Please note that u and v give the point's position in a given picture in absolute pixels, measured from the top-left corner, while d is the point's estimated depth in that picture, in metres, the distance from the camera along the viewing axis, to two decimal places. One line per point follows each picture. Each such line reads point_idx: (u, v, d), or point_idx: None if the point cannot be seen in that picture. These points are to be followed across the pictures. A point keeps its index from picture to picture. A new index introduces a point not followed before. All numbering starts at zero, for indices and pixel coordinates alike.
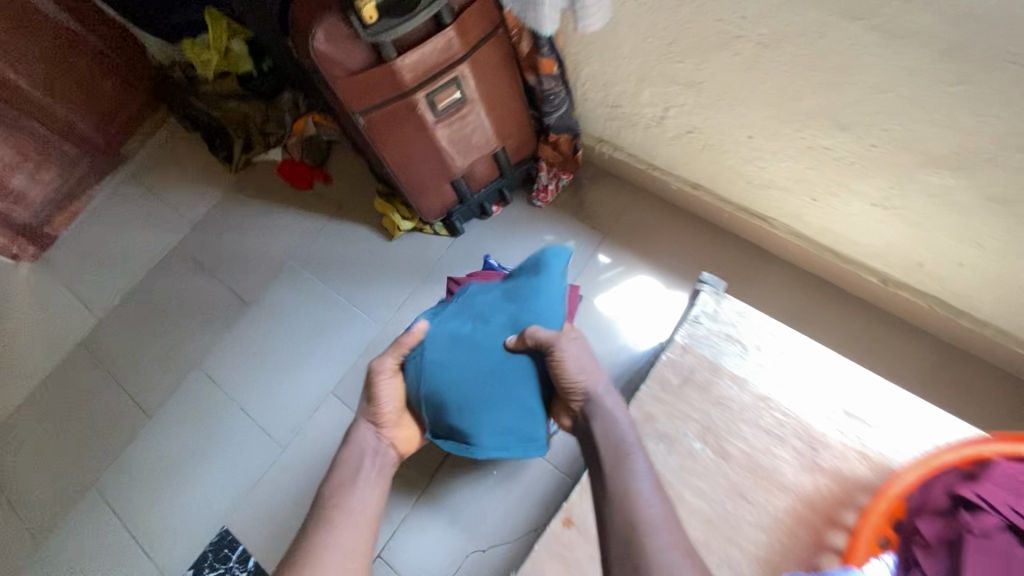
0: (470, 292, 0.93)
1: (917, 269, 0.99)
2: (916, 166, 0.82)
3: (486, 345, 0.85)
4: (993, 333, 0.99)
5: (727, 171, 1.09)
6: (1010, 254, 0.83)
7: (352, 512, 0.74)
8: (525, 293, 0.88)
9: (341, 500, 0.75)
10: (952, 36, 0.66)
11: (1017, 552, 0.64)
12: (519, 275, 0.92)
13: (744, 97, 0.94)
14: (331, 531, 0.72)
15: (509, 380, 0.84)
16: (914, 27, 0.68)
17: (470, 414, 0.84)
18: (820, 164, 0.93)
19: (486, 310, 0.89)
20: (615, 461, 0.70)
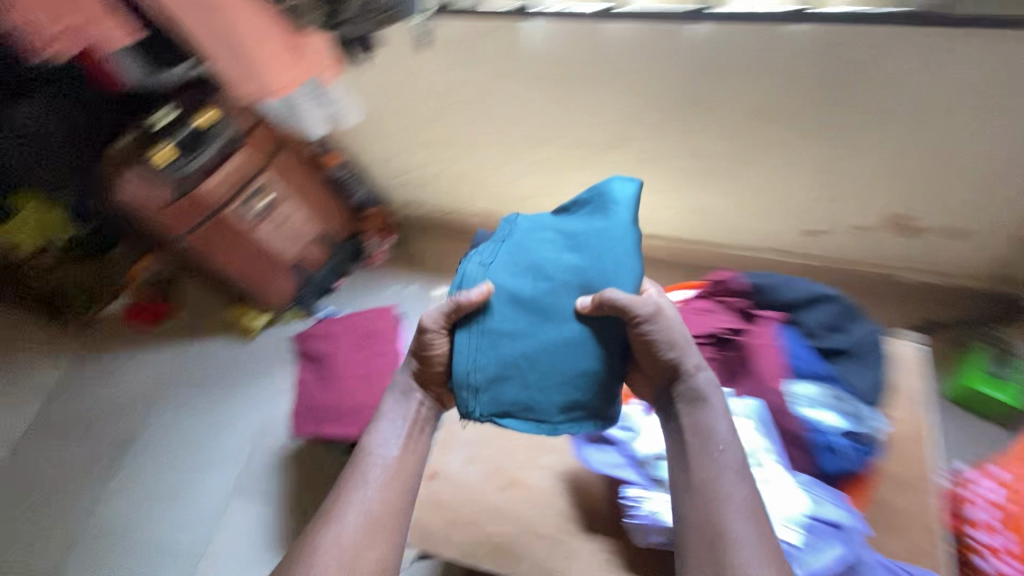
0: (524, 236, 0.75)
1: (645, 221, 1.30)
2: (595, 152, 1.13)
3: (549, 308, 0.69)
4: (715, 248, 1.32)
5: (499, 195, 1.35)
6: (679, 189, 1.16)
7: (382, 483, 0.70)
8: (591, 242, 0.71)
9: (368, 467, 0.71)
10: (562, 70, 0.95)
11: None
12: (580, 217, 0.75)
13: (481, 140, 1.19)
14: (359, 496, 0.69)
15: (575, 355, 0.68)
16: (538, 71, 0.97)
17: (530, 391, 0.69)
18: (548, 169, 1.22)
19: (547, 264, 0.72)
20: (701, 449, 0.64)
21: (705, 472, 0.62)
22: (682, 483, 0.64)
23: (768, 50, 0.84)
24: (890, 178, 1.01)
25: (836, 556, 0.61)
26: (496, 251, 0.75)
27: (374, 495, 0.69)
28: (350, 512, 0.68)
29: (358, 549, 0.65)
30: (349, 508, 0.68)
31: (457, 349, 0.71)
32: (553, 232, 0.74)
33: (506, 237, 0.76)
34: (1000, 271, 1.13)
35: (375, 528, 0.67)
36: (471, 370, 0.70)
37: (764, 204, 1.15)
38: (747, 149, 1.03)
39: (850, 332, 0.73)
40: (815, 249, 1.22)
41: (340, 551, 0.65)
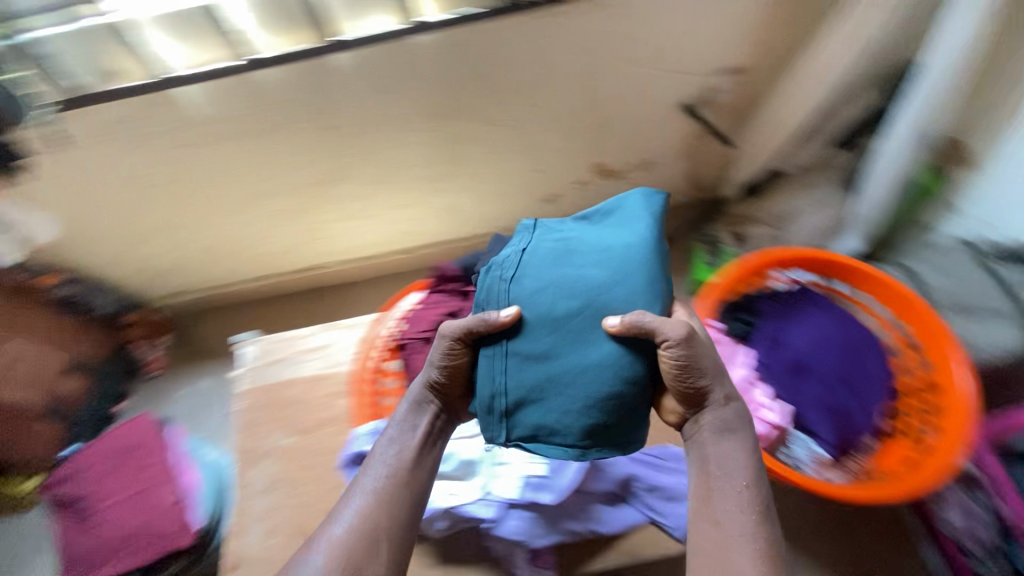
0: (546, 248, 0.72)
1: (410, 235, 1.37)
2: (323, 190, 1.17)
3: (573, 329, 0.67)
4: (477, 239, 1.44)
5: (262, 257, 1.33)
6: (416, 199, 1.25)
7: (386, 494, 0.67)
8: (619, 255, 0.69)
9: (373, 478, 0.68)
10: (242, 123, 0.97)
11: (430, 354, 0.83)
12: (605, 227, 0.73)
13: (208, 209, 1.16)
14: (358, 509, 0.66)
15: (598, 380, 0.66)
16: (220, 129, 0.98)
17: (550, 418, 0.66)
18: (293, 218, 1.23)
19: (573, 278, 0.68)
20: (728, 481, 0.66)
21: (723, 511, 0.65)
22: (699, 512, 0.66)
23: (408, 64, 0.92)
24: (574, 138, 1.18)
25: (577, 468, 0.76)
26: (517, 263, 0.72)
27: (379, 505, 0.66)
28: (347, 524, 0.64)
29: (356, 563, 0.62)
30: (346, 522, 0.65)
31: (481, 370, 0.69)
32: (575, 246, 0.71)
33: (528, 245, 0.73)
34: (692, 183, 1.39)
35: (374, 541, 0.64)
36: (495, 396, 0.68)
37: (495, 187, 1.28)
38: (451, 147, 1.13)
39: None
40: (557, 211, 1.40)
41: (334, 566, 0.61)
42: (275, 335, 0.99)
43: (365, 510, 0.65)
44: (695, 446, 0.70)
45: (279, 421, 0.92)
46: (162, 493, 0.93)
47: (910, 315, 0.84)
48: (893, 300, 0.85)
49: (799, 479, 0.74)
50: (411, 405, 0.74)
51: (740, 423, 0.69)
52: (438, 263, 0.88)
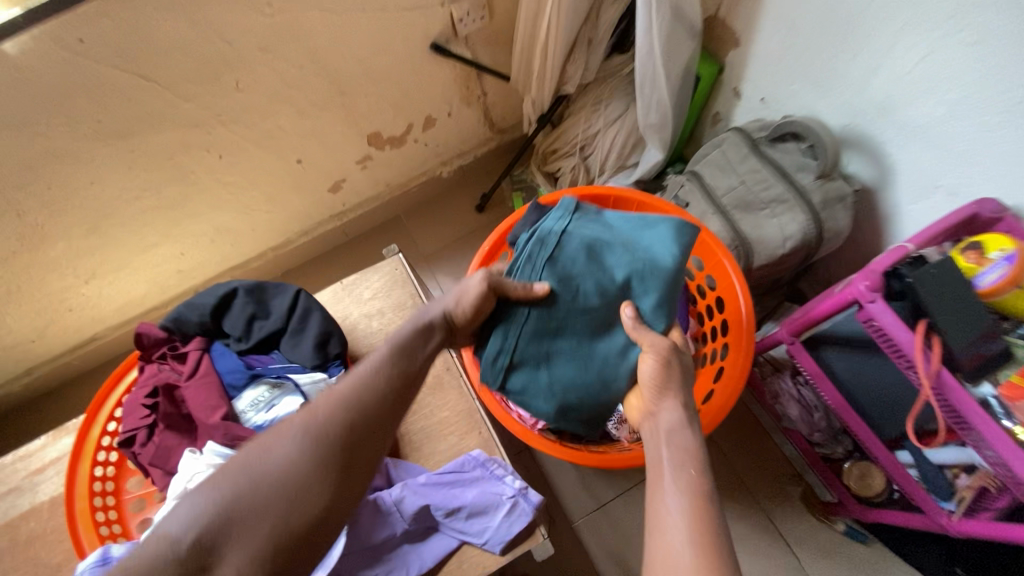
0: (583, 238, 0.70)
1: (188, 273, 1.16)
2: (30, 259, 0.94)
3: (587, 321, 0.69)
4: (275, 252, 1.25)
5: (6, 354, 1.08)
6: (166, 233, 1.05)
7: (385, 383, 0.57)
8: (646, 270, 0.68)
9: (371, 368, 0.57)
10: None
11: (158, 443, 0.65)
12: (640, 234, 0.70)
13: None
14: (344, 396, 0.55)
15: (586, 368, 0.69)
16: None
17: (537, 389, 0.70)
18: (18, 301, 0.99)
19: (598, 275, 0.69)
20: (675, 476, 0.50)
21: (669, 514, 0.47)
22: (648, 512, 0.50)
23: (17, 82, 0.72)
24: (323, 115, 1.01)
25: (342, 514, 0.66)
26: (558, 242, 0.70)
27: (374, 393, 0.56)
28: (329, 408, 0.54)
29: (342, 453, 0.52)
30: (328, 411, 0.54)
31: (497, 325, 0.69)
32: (609, 242, 0.70)
33: (568, 224, 0.71)
34: (491, 127, 1.26)
35: (363, 434, 0.54)
36: (500, 351, 0.69)
37: (261, 192, 1.08)
38: (164, 164, 0.93)
39: (272, 311, 0.70)
40: (353, 196, 1.23)
41: (310, 456, 0.51)
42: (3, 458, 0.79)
43: (353, 396, 0.55)
44: (652, 443, 0.55)
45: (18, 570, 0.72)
46: None
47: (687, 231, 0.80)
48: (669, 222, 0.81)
49: (583, 457, 0.72)
50: (428, 325, 0.63)
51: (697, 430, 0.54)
52: (141, 325, 0.70)
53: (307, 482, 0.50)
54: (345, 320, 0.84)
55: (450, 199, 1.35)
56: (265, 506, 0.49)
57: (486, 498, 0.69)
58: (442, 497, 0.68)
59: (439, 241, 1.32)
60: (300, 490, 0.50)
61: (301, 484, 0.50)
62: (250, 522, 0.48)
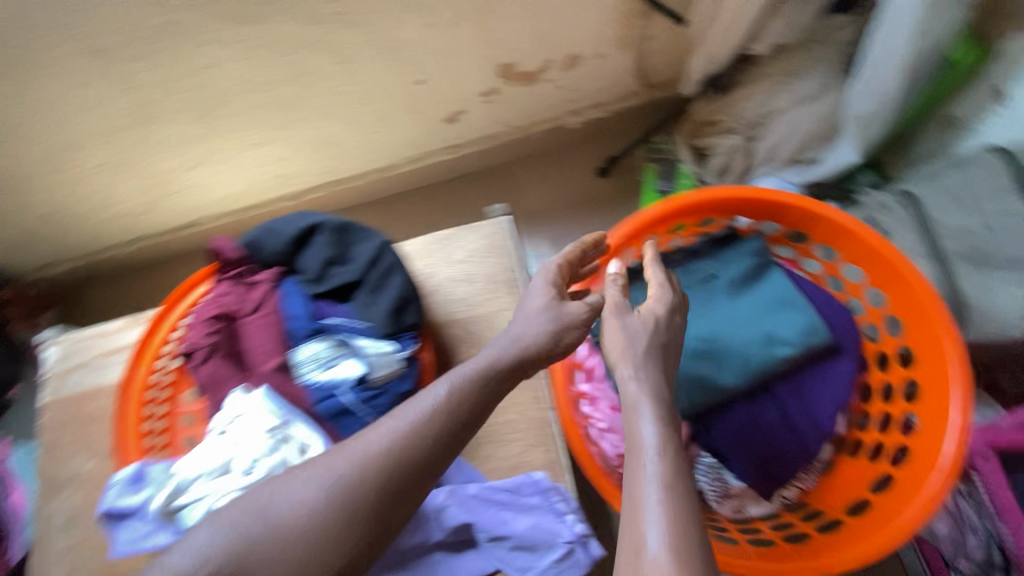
0: (726, 286, 0.63)
1: (288, 179, 1.11)
2: (143, 134, 0.91)
3: (708, 351, 0.60)
4: (376, 175, 1.16)
5: (118, 219, 1.12)
6: (272, 135, 0.98)
7: (460, 415, 0.50)
8: (765, 342, 0.60)
9: (456, 386, 0.51)
10: None
11: (215, 371, 0.60)
12: (785, 305, 0.61)
13: (18, 173, 0.93)
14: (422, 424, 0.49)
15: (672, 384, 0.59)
16: None
17: None
18: (129, 172, 0.99)
19: (717, 328, 0.61)
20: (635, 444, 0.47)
21: (649, 498, 0.42)
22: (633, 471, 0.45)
23: None
24: (455, 32, 0.85)
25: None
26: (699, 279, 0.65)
27: (455, 413, 0.50)
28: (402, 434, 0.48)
29: (416, 479, 0.48)
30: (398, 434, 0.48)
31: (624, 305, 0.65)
32: (750, 300, 0.62)
33: (720, 268, 0.64)
34: (641, 79, 1.04)
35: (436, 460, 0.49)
36: None
37: (373, 107, 0.97)
38: (280, 60, 0.83)
39: (354, 258, 0.60)
40: (469, 131, 1.09)
41: (379, 485, 0.47)
42: (83, 331, 0.81)
43: (430, 422, 0.49)
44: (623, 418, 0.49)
45: (79, 441, 0.75)
46: None
47: (890, 283, 0.57)
48: (867, 263, 0.59)
49: None
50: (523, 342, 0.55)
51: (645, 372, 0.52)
52: (218, 237, 0.63)
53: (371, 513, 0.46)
54: (428, 279, 0.73)
55: (573, 155, 1.18)
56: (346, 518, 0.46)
57: (539, 532, 0.59)
58: (489, 519, 0.59)
59: (548, 202, 1.16)
60: (368, 522, 0.46)
61: (365, 509, 0.46)
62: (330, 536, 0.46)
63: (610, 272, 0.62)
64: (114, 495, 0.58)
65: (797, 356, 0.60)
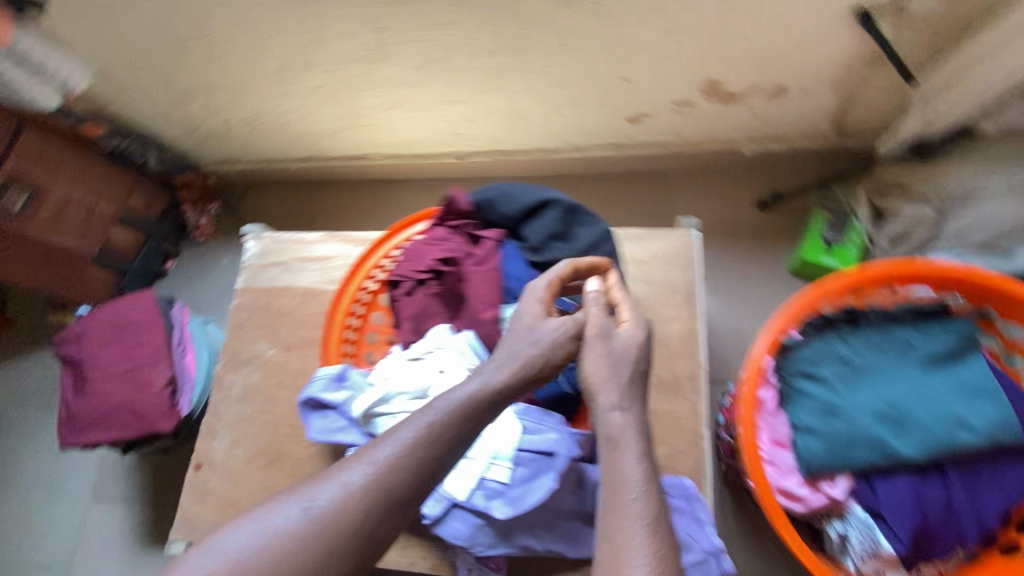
0: (923, 360, 0.65)
1: (463, 137, 1.17)
2: (364, 70, 0.98)
3: (894, 416, 0.62)
4: (541, 154, 1.19)
5: (304, 136, 1.21)
6: (472, 95, 1.03)
7: (449, 440, 0.56)
8: (956, 425, 0.61)
9: (446, 418, 0.56)
10: None
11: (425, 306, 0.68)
12: (982, 396, 0.62)
13: (244, 79, 1.03)
14: (411, 451, 0.54)
15: (852, 436, 0.62)
16: None
17: (817, 419, 0.64)
18: (335, 99, 1.07)
19: (908, 397, 0.63)
20: (616, 485, 0.54)
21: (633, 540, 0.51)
22: (611, 509, 0.53)
23: None
24: (683, 40, 0.87)
25: (551, 488, 0.60)
26: (895, 346, 0.66)
27: (440, 443, 0.55)
28: (394, 457, 0.54)
29: (405, 499, 0.54)
30: (392, 457, 0.54)
31: (816, 348, 0.67)
32: (947, 381, 0.63)
33: (920, 341, 0.66)
34: (836, 125, 1.03)
35: (421, 484, 0.55)
36: (809, 363, 0.67)
37: (572, 92, 1.01)
38: (515, 33, 0.87)
39: (576, 239, 0.65)
40: (646, 134, 1.11)
41: (374, 507, 0.52)
42: (284, 234, 0.89)
43: (421, 449, 0.54)
44: (609, 454, 0.57)
45: (264, 328, 0.84)
46: (156, 369, 0.86)
47: None
48: None
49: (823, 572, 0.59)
50: (515, 369, 0.58)
51: (630, 404, 0.58)
52: (453, 190, 0.69)
53: (377, 523, 0.52)
54: None
55: (736, 181, 1.17)
56: (355, 529, 0.51)
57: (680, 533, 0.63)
58: None
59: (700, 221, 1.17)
60: (373, 524, 0.52)
61: (363, 527, 0.52)
62: (341, 542, 0.51)
63: (590, 289, 0.63)
64: (321, 387, 0.66)
65: (984, 447, 0.60)
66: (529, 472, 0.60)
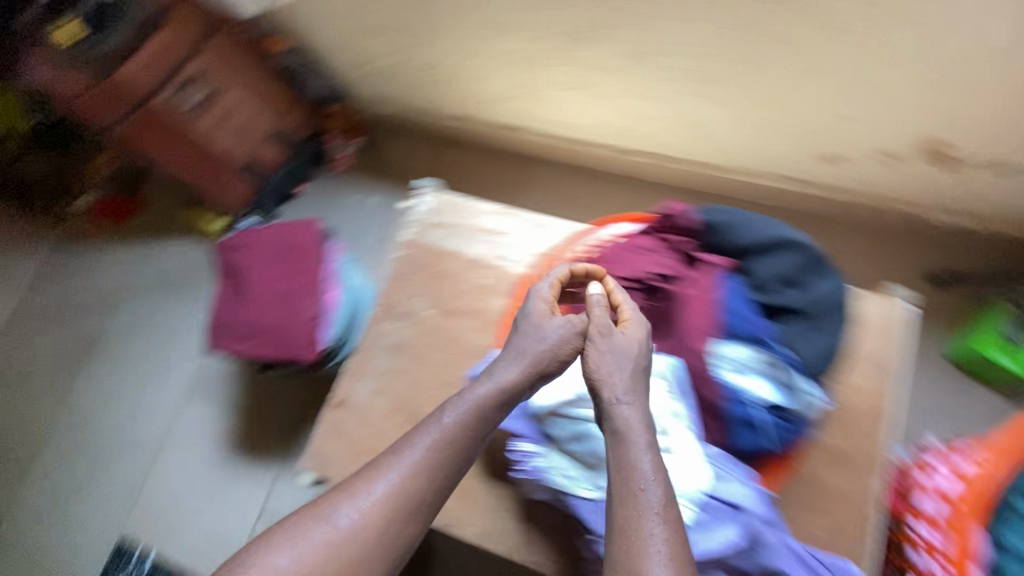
0: None
1: (632, 134, 1.12)
2: (566, 46, 0.95)
3: None
4: (705, 169, 1.14)
5: (469, 95, 1.19)
6: (666, 96, 0.98)
7: (469, 444, 0.59)
8: None
9: (462, 428, 0.58)
10: None
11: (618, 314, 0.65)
12: None
13: (438, 26, 1.01)
14: (429, 454, 0.57)
15: None
16: None
17: None
18: (519, 67, 1.04)
19: None
20: (623, 474, 0.52)
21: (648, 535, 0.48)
22: (621, 497, 0.50)
23: None
24: (920, 87, 0.81)
25: (730, 542, 0.55)
26: None
27: (457, 447, 0.58)
28: (417, 463, 0.57)
29: (430, 498, 0.57)
30: (415, 462, 0.57)
31: None
32: None
33: None
34: None
35: (444, 479, 0.58)
36: None
37: (772, 116, 0.95)
38: (746, 42, 0.83)
39: (808, 289, 0.60)
40: (829, 176, 1.04)
41: (401, 506, 0.56)
42: (459, 198, 0.88)
43: (437, 454, 0.57)
44: (617, 444, 0.54)
45: (424, 288, 0.84)
46: (306, 301, 0.87)
47: None
48: None
49: None
50: (521, 363, 0.60)
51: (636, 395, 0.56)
52: (676, 204, 0.67)
53: (405, 522, 0.56)
54: None
55: (908, 248, 1.09)
56: (386, 528, 0.55)
57: None
58: None
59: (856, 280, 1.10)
60: (402, 522, 0.56)
61: (395, 521, 0.55)
62: (376, 541, 0.54)
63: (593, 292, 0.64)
64: None
65: None
66: (708, 519, 0.56)
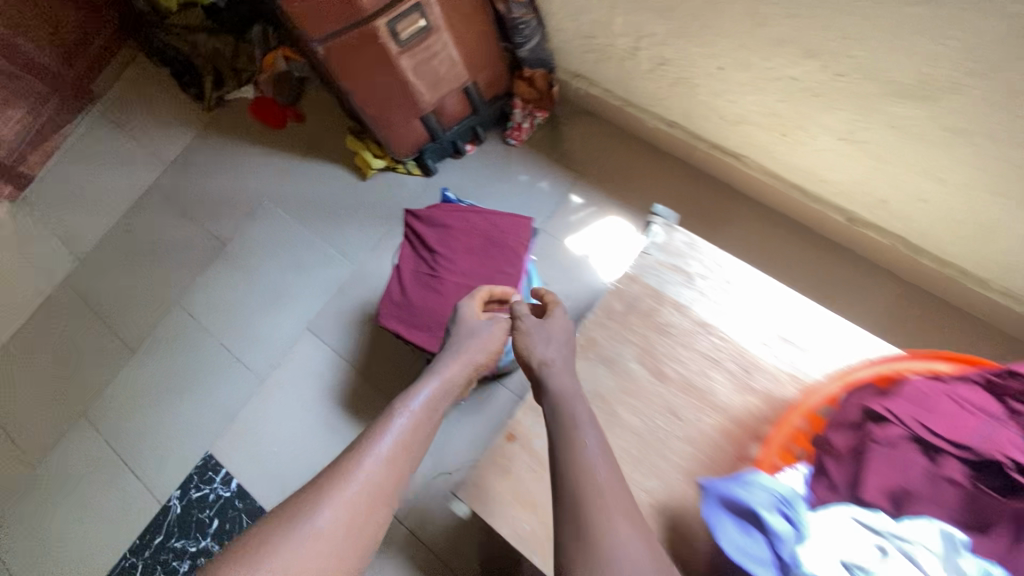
0: None
1: (883, 208, 0.95)
2: (872, 94, 0.78)
3: None
4: (953, 273, 0.96)
5: (699, 106, 1.03)
6: (968, 188, 0.80)
7: (432, 421, 0.60)
8: None
9: (420, 417, 0.59)
10: None
11: (920, 478, 0.53)
12: None
13: (715, 25, 0.85)
14: (400, 441, 0.56)
15: None
16: None
17: None
18: (789, 97, 0.88)
19: None
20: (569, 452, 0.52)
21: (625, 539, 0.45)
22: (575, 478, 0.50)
23: None
24: None
25: None
26: None
27: (418, 429, 0.58)
28: (391, 448, 0.55)
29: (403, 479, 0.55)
30: (388, 448, 0.55)
31: None
32: None
33: None
34: None
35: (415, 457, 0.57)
36: None
37: None
38: None
39: None
40: None
41: (379, 485, 0.53)
42: (700, 242, 0.74)
43: (404, 436, 0.57)
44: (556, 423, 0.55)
45: (639, 334, 0.70)
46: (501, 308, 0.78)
47: None
48: None
49: None
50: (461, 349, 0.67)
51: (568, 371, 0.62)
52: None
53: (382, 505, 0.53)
54: None
55: None
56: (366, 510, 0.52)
57: None
58: None
59: None
60: (379, 499, 0.53)
61: (372, 498, 0.52)
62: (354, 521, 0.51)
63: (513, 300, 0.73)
64: (762, 503, 0.53)
65: None
66: None
